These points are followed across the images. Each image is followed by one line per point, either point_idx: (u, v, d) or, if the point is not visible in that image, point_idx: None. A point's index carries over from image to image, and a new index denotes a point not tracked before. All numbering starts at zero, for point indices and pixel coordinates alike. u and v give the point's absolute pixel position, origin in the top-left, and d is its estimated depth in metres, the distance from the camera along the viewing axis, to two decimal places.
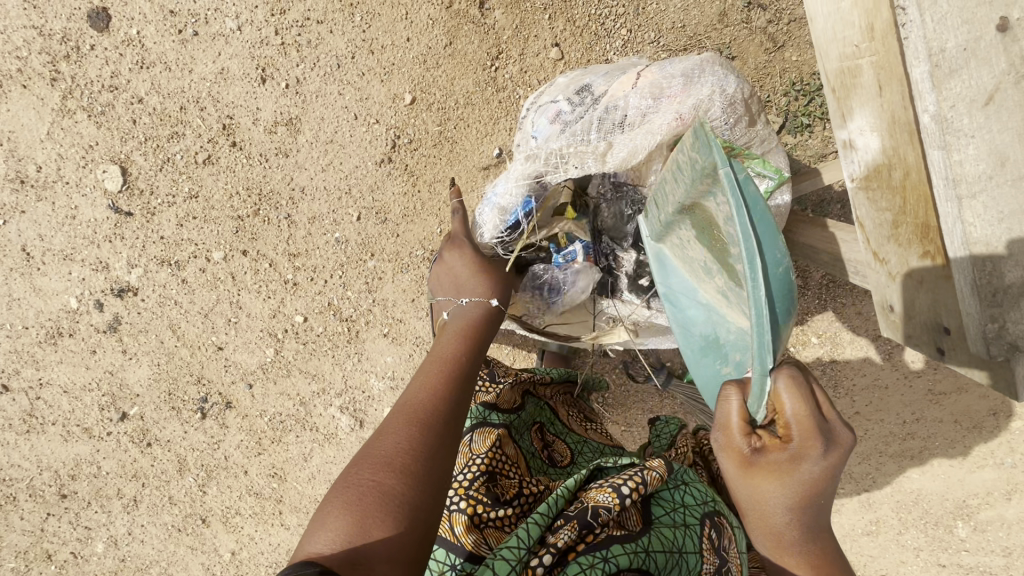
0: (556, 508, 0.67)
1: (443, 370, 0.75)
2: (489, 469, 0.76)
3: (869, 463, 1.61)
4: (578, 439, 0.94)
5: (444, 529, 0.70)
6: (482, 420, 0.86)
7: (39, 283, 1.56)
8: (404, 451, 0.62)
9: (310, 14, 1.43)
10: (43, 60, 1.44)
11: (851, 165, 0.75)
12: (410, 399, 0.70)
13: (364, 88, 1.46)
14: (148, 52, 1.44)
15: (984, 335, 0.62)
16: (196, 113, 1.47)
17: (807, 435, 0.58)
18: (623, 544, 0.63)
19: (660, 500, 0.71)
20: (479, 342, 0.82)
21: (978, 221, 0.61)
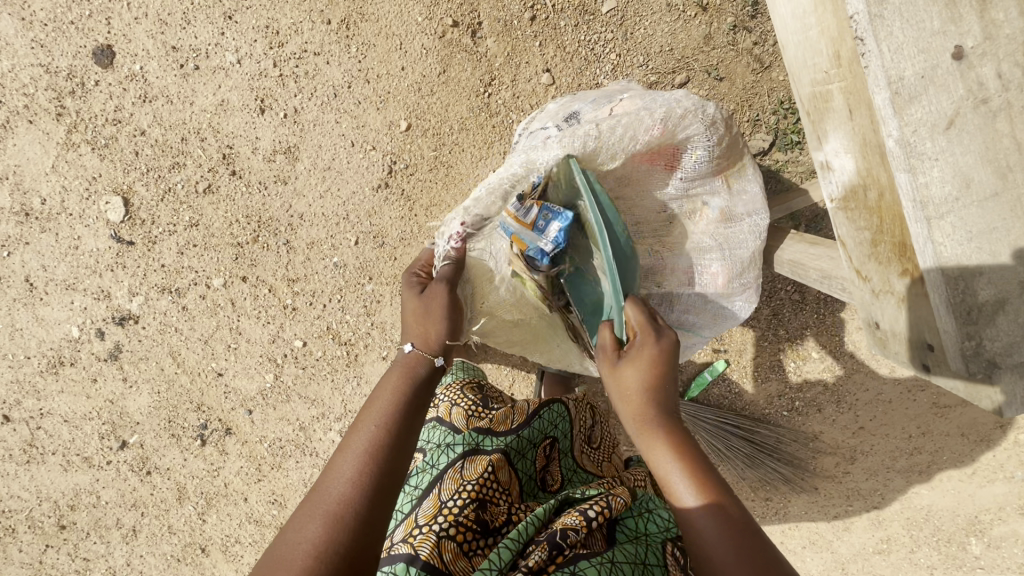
0: (526, 534, 0.66)
1: (368, 440, 0.67)
2: (478, 497, 0.75)
3: (877, 479, 1.59)
4: (572, 464, 0.91)
5: (432, 556, 0.69)
6: (474, 446, 0.86)
7: (42, 313, 1.58)
8: (306, 552, 0.57)
9: (307, 47, 1.47)
10: (49, 96, 1.48)
11: (830, 185, 0.75)
12: (326, 482, 0.63)
13: (360, 116, 1.49)
14: (150, 86, 1.48)
15: (963, 352, 0.62)
16: (196, 144, 1.51)
17: (649, 329, 0.75)
18: (591, 559, 0.62)
19: (625, 527, 0.69)
20: (416, 401, 0.74)
21: (948, 241, 0.60)
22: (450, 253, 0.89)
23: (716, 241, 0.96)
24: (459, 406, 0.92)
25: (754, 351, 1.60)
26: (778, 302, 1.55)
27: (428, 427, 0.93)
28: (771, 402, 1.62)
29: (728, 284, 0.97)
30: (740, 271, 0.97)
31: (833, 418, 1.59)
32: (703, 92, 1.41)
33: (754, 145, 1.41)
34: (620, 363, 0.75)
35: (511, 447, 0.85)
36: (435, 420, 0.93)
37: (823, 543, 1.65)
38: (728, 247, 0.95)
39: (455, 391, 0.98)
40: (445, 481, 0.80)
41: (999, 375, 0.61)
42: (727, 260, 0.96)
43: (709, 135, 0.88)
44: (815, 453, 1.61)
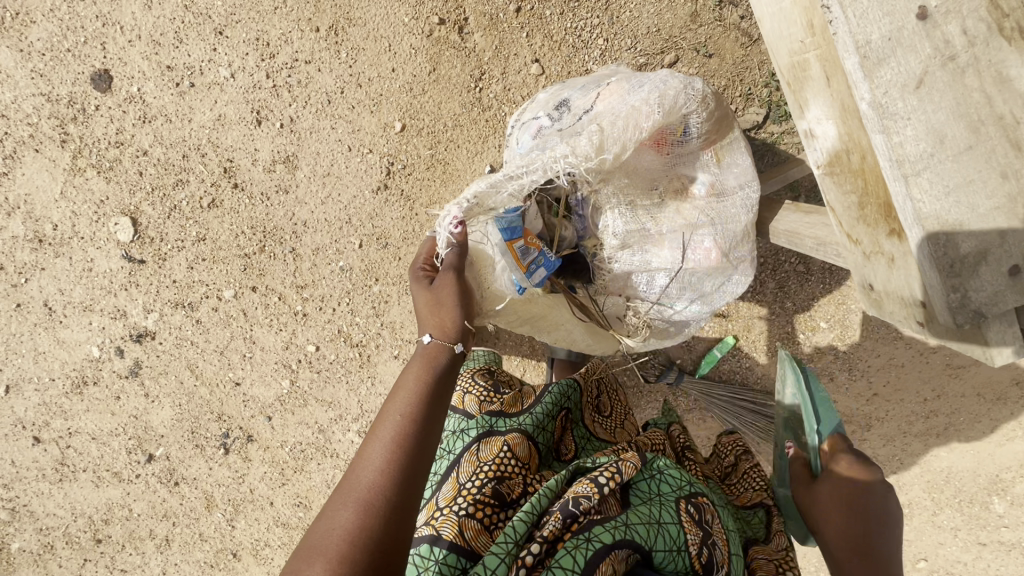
0: (540, 507, 0.65)
1: (396, 428, 0.69)
2: (497, 474, 0.77)
3: (894, 444, 1.59)
4: (585, 431, 0.94)
5: (455, 535, 0.70)
6: (488, 429, 0.88)
7: (62, 335, 1.62)
8: (341, 538, 0.60)
9: (298, 56, 1.49)
10: (52, 123, 1.51)
11: (815, 153, 0.76)
12: (358, 471, 0.66)
13: (355, 120, 1.51)
14: (148, 107, 1.51)
15: (948, 305, 0.62)
16: (197, 160, 1.53)
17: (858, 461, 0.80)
18: (604, 524, 0.62)
19: (638, 489, 0.69)
20: (439, 389, 0.75)
21: (926, 197, 0.60)
22: (452, 238, 0.80)
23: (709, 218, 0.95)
24: (472, 393, 0.96)
25: (762, 325, 1.61)
26: (783, 275, 1.56)
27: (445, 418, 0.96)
28: None
29: (725, 260, 0.97)
30: (733, 244, 0.97)
31: (846, 387, 1.59)
32: (693, 70, 1.41)
33: (748, 120, 1.41)
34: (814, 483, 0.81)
35: (528, 425, 0.87)
36: (451, 410, 0.96)
37: None
38: (721, 220, 0.95)
39: (468, 378, 1.02)
40: (462, 464, 0.83)
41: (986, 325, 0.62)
42: (719, 234, 0.95)
43: (701, 113, 0.89)
44: None
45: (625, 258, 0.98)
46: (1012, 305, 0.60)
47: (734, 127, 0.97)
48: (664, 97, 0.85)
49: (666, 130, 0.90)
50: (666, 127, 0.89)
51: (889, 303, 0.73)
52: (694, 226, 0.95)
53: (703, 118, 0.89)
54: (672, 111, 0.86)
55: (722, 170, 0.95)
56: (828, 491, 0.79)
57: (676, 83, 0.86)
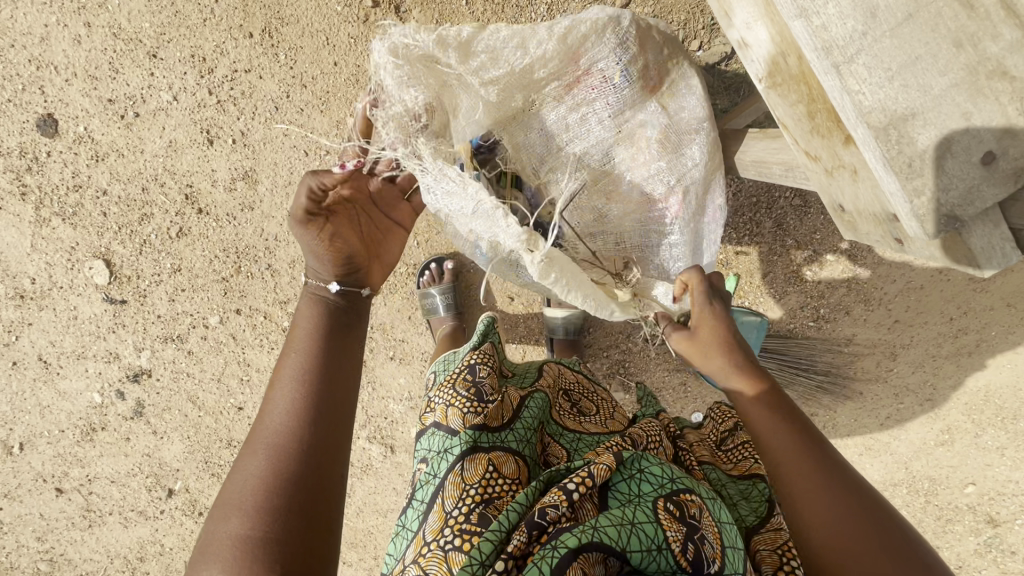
0: (509, 523, 0.63)
1: (298, 372, 0.70)
2: (484, 499, 0.70)
3: (924, 370, 1.51)
4: (572, 436, 0.87)
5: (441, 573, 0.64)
6: (473, 445, 0.78)
7: (62, 387, 1.63)
8: (255, 487, 0.61)
9: (237, 66, 1.43)
10: (9, 178, 1.49)
11: (753, 64, 0.68)
12: (265, 424, 0.67)
13: (306, 124, 1.45)
14: (99, 144, 1.47)
15: (913, 212, 0.54)
16: (158, 191, 1.50)
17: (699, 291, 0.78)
18: (572, 528, 0.58)
19: (616, 490, 0.65)
20: (338, 325, 0.76)
21: (864, 87, 0.52)
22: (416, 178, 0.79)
23: (664, 164, 0.93)
24: (453, 405, 0.83)
25: (764, 268, 1.52)
26: (779, 212, 1.46)
27: (429, 435, 0.85)
28: (795, 315, 1.54)
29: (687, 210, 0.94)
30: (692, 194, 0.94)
31: (864, 318, 1.50)
32: (647, 7, 1.31)
33: (715, 52, 1.31)
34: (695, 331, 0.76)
35: (512, 440, 0.80)
36: (433, 427, 0.84)
37: (880, 447, 1.59)
38: (676, 168, 0.92)
39: (447, 389, 0.88)
40: (446, 488, 0.74)
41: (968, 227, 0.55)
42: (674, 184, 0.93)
43: (626, 48, 0.86)
44: (853, 357, 1.54)
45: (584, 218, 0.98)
46: (993, 199, 0.52)
47: (682, 61, 0.90)
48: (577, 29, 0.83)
49: (593, 72, 0.88)
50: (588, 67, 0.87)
51: (862, 223, 0.66)
52: (648, 180, 0.95)
53: (630, 55, 0.86)
54: (588, 43, 0.85)
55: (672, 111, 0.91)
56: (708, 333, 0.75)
57: (596, 22, 0.83)
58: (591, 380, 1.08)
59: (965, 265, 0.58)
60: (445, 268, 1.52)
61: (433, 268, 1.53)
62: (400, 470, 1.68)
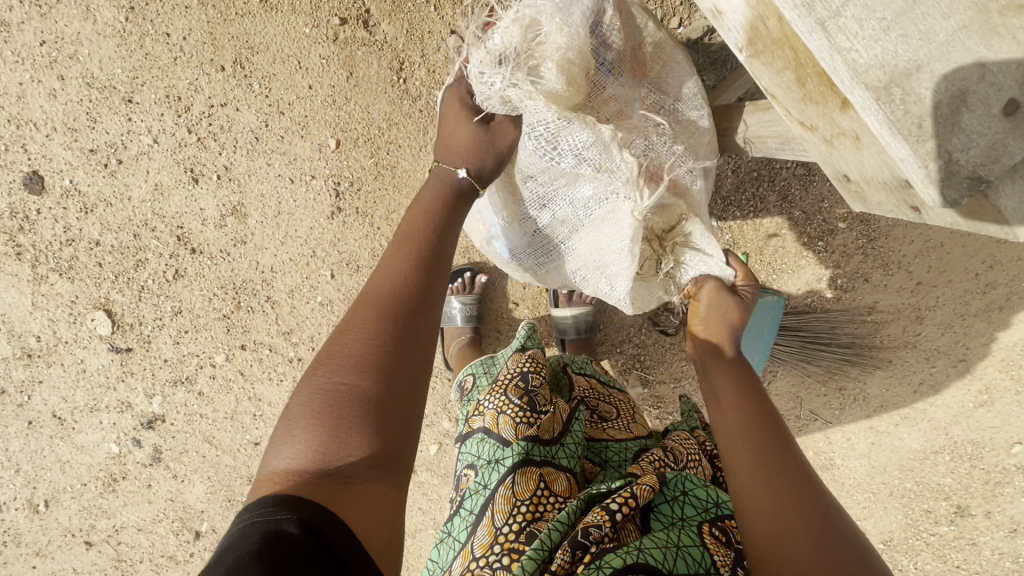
0: (551, 544, 0.59)
1: (418, 250, 0.70)
2: (534, 519, 0.69)
3: (954, 332, 1.43)
4: (601, 447, 0.86)
5: None
6: (525, 457, 0.76)
7: (79, 440, 1.63)
8: (371, 344, 0.62)
9: (213, 101, 1.41)
10: (4, 239, 1.49)
11: (733, 35, 0.64)
12: (378, 287, 0.68)
13: (288, 150, 1.43)
14: (86, 196, 1.47)
15: (930, 177, 0.48)
16: (150, 235, 1.49)
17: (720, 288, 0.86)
18: (617, 549, 0.55)
19: (658, 513, 0.63)
20: (449, 209, 0.75)
21: (855, 42, 0.48)
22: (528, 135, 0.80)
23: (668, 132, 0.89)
24: (505, 413, 0.80)
25: (775, 244, 1.46)
26: (783, 184, 1.40)
27: (479, 441, 0.83)
28: (811, 289, 1.48)
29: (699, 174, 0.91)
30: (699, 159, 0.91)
31: (884, 284, 1.44)
32: None
33: (697, 27, 1.26)
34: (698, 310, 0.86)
35: (567, 458, 0.78)
36: (483, 432, 0.82)
37: (917, 415, 1.52)
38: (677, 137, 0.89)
39: (496, 394, 0.85)
40: (497, 501, 0.73)
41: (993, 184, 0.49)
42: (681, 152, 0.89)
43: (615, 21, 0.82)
44: (878, 326, 1.47)
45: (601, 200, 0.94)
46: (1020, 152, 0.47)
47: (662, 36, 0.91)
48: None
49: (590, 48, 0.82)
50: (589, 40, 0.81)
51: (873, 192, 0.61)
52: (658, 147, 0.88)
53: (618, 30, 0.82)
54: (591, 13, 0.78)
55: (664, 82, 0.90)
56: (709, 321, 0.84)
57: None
58: (604, 384, 1.03)
59: (995, 225, 0.53)
60: (477, 281, 1.53)
61: (466, 278, 1.53)
62: (423, 489, 1.65)
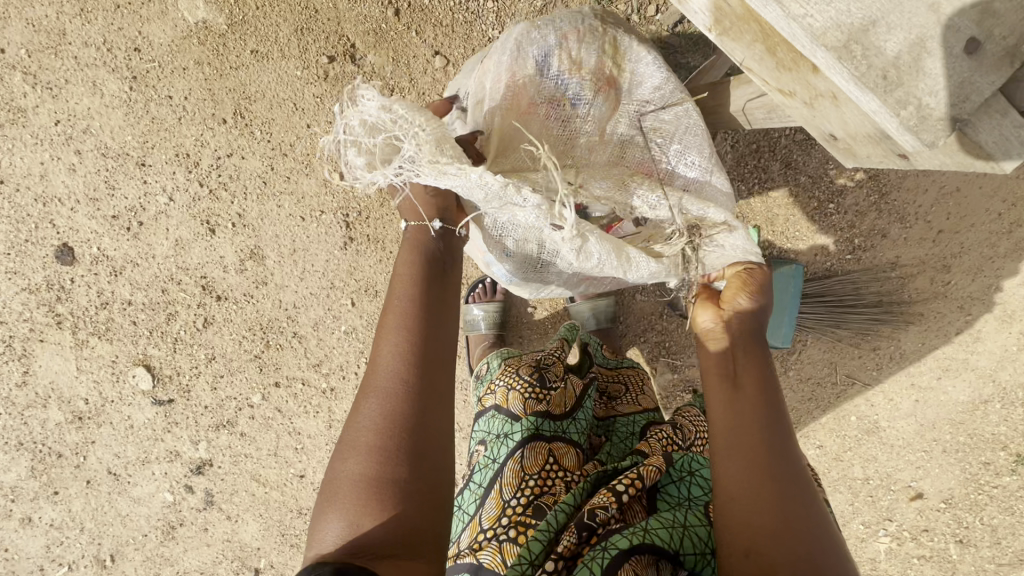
0: (557, 523, 0.72)
1: (405, 312, 0.69)
2: (540, 492, 0.78)
3: (984, 276, 1.41)
4: (606, 424, 0.95)
5: (496, 562, 0.72)
6: (535, 431, 0.85)
7: (135, 493, 1.69)
8: (374, 429, 0.64)
9: (220, 153, 1.46)
10: (43, 311, 1.55)
11: (699, 17, 0.66)
12: (373, 366, 0.68)
13: (296, 189, 1.48)
14: (114, 260, 1.53)
15: (906, 126, 0.49)
16: (177, 289, 1.55)
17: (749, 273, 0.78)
18: (622, 532, 0.66)
19: (663, 495, 0.76)
20: (433, 269, 0.73)
21: (810, 8, 0.49)
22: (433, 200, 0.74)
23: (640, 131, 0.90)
24: (516, 390, 0.89)
25: (785, 213, 1.46)
26: (784, 151, 1.41)
27: (490, 417, 0.91)
28: (829, 252, 1.47)
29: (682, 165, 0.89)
30: (681, 148, 0.89)
31: (903, 238, 1.42)
32: None
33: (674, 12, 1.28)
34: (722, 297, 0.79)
35: (573, 433, 0.88)
36: (495, 408, 0.90)
37: (958, 366, 1.49)
38: (653, 132, 0.90)
39: (511, 372, 0.94)
40: (505, 475, 0.82)
41: (974, 125, 0.50)
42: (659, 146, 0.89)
43: (554, 55, 0.89)
44: (903, 280, 1.45)
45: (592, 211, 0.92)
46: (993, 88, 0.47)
47: (626, 36, 0.92)
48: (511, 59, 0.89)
49: (536, 82, 0.89)
50: (532, 81, 0.89)
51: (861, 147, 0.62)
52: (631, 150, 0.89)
53: (561, 59, 0.89)
54: (522, 65, 0.89)
55: (632, 82, 0.91)
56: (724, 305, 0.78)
57: (524, 52, 0.89)
58: (611, 368, 1.11)
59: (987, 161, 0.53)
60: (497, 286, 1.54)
61: (486, 284, 1.55)
62: None
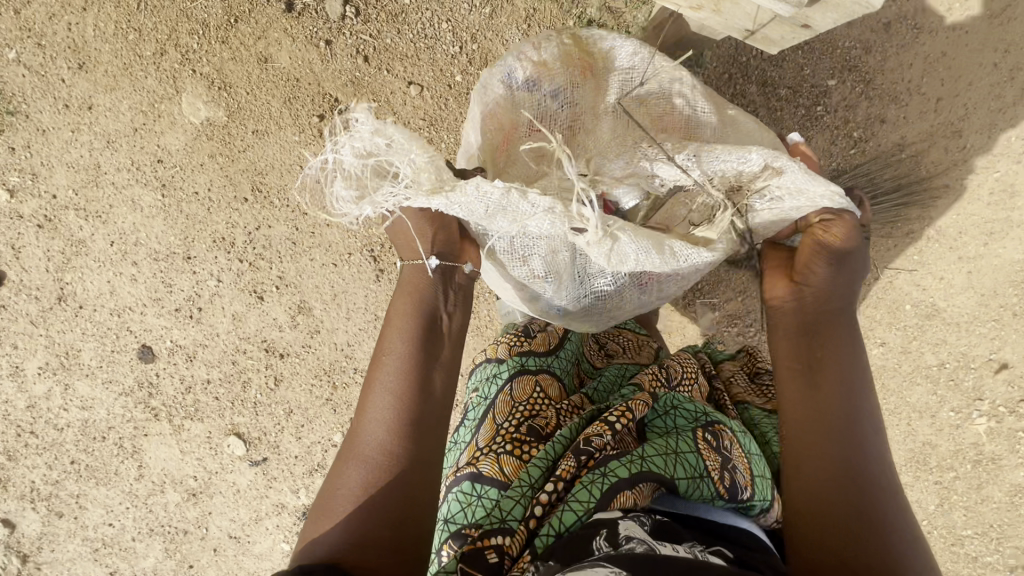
0: (555, 452, 0.85)
1: (391, 385, 0.79)
2: (529, 414, 0.96)
3: (993, 129, 1.41)
4: (597, 372, 1.13)
5: (495, 470, 0.88)
6: (521, 367, 1.05)
7: (256, 550, 1.85)
8: (361, 491, 0.75)
9: (249, 228, 1.62)
10: (140, 407, 1.74)
11: None
12: (366, 433, 0.78)
13: (323, 241, 1.62)
14: (186, 347, 1.70)
15: None
16: (245, 358, 1.71)
17: (817, 248, 0.83)
18: (620, 460, 0.78)
19: (653, 427, 0.88)
20: (421, 344, 0.82)
21: None
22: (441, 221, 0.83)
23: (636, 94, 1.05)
24: (505, 341, 1.12)
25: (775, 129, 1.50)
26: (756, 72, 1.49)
27: (482, 367, 1.13)
28: (830, 153, 1.50)
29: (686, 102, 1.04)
30: (674, 91, 1.05)
31: (904, 116, 1.46)
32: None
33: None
34: (790, 276, 0.86)
35: (556, 367, 1.08)
36: (486, 360, 1.13)
37: (1000, 224, 1.46)
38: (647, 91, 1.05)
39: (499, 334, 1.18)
40: (497, 405, 1.01)
41: None
42: (662, 95, 1.05)
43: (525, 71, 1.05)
44: (913, 158, 1.45)
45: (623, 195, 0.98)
46: None
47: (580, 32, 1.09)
48: (493, 94, 1.05)
49: (528, 93, 1.05)
50: (525, 96, 1.05)
51: None
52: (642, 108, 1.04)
53: (535, 70, 1.05)
54: (504, 93, 1.05)
55: (607, 58, 1.07)
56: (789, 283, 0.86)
57: (490, 83, 1.05)
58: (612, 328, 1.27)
59: None
60: None
61: None
62: None
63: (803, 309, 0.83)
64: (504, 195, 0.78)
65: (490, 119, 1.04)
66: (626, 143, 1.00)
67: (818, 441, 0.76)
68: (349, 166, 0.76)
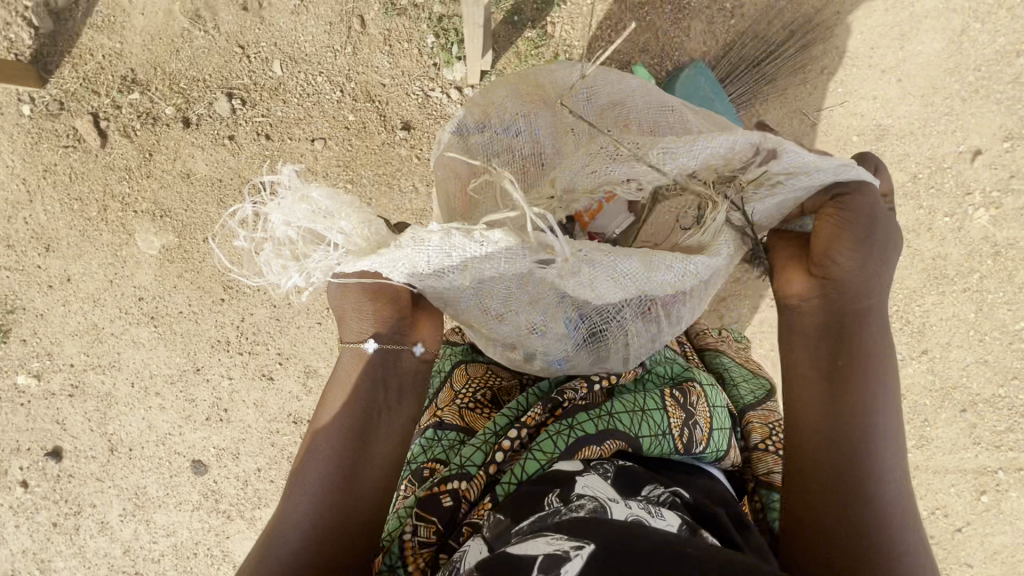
0: (523, 408, 1.02)
1: (328, 458, 0.85)
2: (488, 383, 1.15)
3: None
4: None
5: (455, 418, 1.09)
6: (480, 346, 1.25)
7: None
8: (289, 544, 0.82)
9: (237, 323, 1.76)
10: (214, 515, 1.89)
11: None
12: (300, 492, 0.85)
13: (302, 307, 1.75)
14: (229, 447, 1.85)
15: None
16: (281, 436, 1.83)
17: (834, 250, 0.84)
18: (590, 416, 0.91)
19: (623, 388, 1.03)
20: (359, 427, 0.86)
21: None
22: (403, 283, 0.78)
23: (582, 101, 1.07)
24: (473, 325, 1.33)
25: None
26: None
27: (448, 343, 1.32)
28: None
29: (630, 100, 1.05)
30: (618, 95, 1.07)
31: None
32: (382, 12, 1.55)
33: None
34: (808, 271, 0.87)
35: None
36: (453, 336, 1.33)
37: None
38: (591, 96, 1.07)
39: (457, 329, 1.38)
40: (458, 373, 1.19)
41: None
42: (605, 100, 1.07)
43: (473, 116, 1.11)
44: None
45: (605, 221, 0.97)
46: None
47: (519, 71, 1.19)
48: (452, 144, 1.10)
49: (478, 135, 1.10)
50: (476, 138, 1.09)
51: None
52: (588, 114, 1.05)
53: (482, 114, 1.11)
54: (459, 140, 1.10)
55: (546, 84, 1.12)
56: (805, 280, 0.88)
57: (442, 137, 1.11)
58: None
59: None
60: None
61: None
62: None
63: (825, 303, 0.86)
64: (444, 236, 0.76)
65: (453, 169, 1.07)
66: (590, 151, 0.93)
67: (834, 459, 0.85)
68: (277, 231, 0.73)
